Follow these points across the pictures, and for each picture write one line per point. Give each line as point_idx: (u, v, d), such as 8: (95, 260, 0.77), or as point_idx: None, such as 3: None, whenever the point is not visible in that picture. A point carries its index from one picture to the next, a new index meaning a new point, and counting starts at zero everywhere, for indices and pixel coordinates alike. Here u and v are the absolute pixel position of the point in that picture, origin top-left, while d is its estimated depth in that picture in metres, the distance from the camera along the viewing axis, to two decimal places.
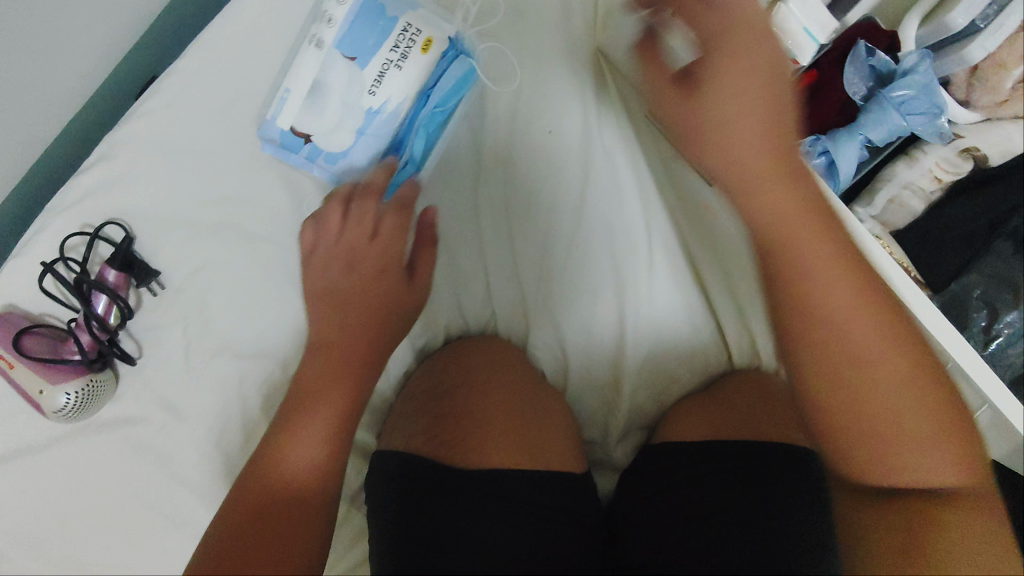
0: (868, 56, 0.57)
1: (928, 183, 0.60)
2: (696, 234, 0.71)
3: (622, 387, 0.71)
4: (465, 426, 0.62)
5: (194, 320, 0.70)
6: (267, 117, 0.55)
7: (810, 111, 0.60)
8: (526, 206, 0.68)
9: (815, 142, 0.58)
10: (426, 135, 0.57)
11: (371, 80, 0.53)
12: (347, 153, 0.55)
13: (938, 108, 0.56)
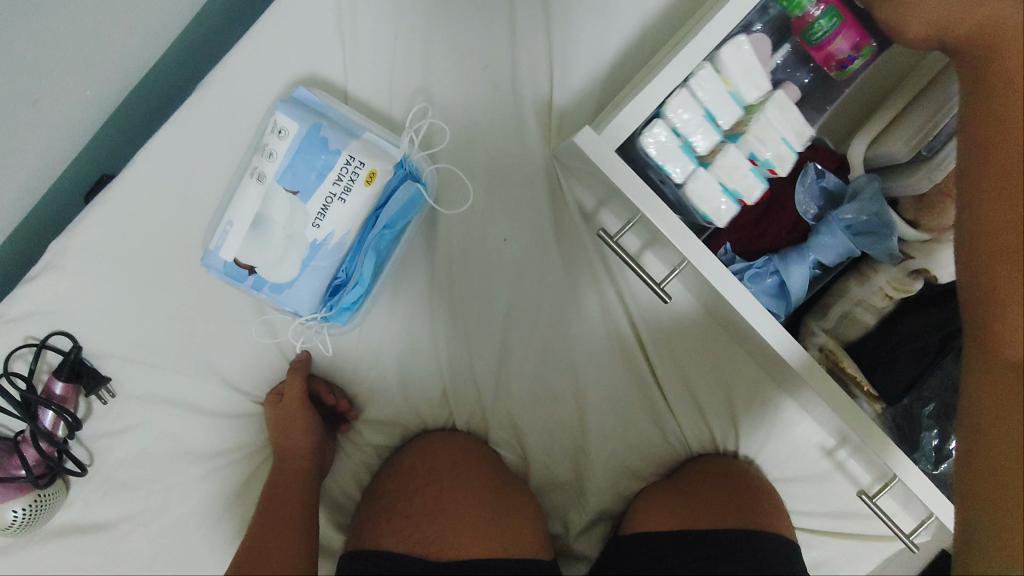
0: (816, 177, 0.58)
1: (880, 299, 0.59)
2: (657, 332, 0.70)
3: (585, 483, 0.72)
4: (439, 523, 0.64)
5: (146, 427, 0.68)
6: (209, 249, 0.53)
7: (763, 229, 0.59)
8: (482, 310, 0.68)
9: (765, 263, 0.58)
10: (375, 256, 0.56)
11: (315, 214, 0.52)
12: (292, 284, 0.54)
13: (886, 228, 0.56)
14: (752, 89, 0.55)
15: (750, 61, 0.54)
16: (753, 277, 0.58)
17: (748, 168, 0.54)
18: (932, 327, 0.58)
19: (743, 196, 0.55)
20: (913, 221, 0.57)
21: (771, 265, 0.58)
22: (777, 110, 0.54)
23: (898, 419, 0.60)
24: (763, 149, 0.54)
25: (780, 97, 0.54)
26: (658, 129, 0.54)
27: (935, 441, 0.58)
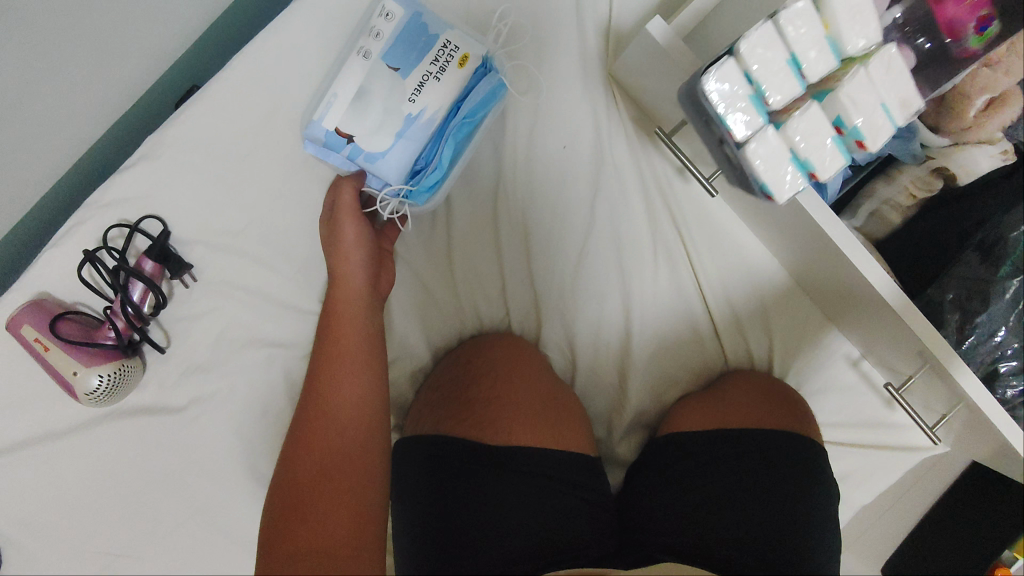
0: None
1: (903, 198, 0.66)
2: (700, 243, 0.76)
3: (629, 386, 0.76)
4: (491, 413, 0.69)
5: (221, 313, 0.73)
6: (313, 118, 0.60)
7: None
8: (541, 215, 0.74)
9: None
10: (455, 143, 0.61)
11: (411, 89, 0.59)
12: (385, 154, 0.61)
13: (910, 132, 0.64)
14: (857, 39, 0.51)
15: (859, 6, 0.51)
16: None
17: (831, 135, 0.53)
18: (951, 222, 0.66)
19: (814, 169, 0.54)
20: (935, 127, 0.64)
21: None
22: (878, 65, 0.52)
23: (922, 306, 0.67)
24: (853, 114, 0.52)
25: (886, 52, 0.51)
26: (729, 71, 0.51)
27: (956, 321, 0.65)
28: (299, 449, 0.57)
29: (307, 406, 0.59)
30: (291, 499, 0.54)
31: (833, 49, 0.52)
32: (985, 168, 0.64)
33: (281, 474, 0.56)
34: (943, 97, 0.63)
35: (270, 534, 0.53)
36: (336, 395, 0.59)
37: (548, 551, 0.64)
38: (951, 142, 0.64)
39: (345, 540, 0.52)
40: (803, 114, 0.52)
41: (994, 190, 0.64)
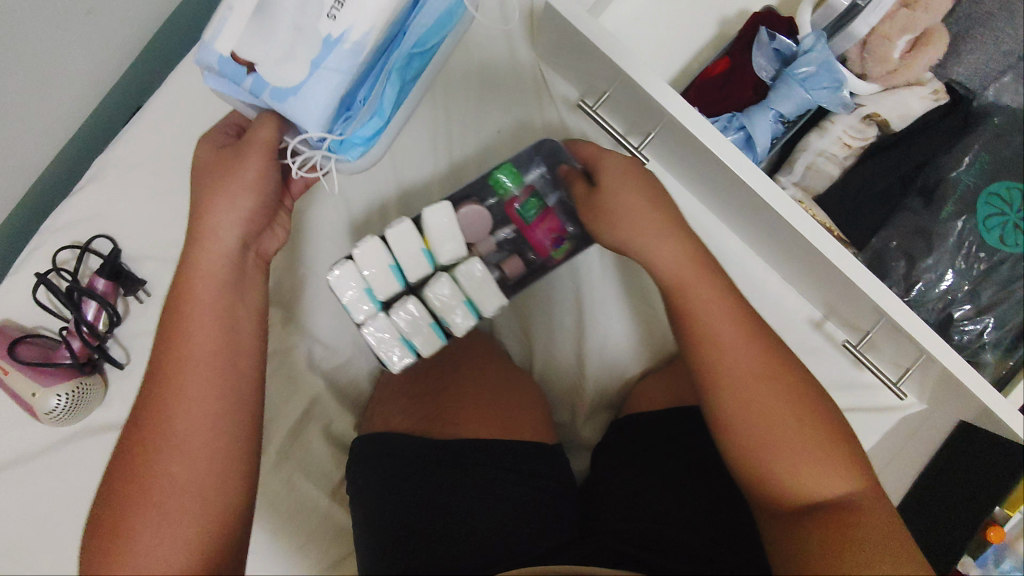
0: (771, 40, 0.64)
1: (839, 149, 0.65)
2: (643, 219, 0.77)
3: (588, 366, 0.76)
4: (440, 403, 0.71)
5: None
6: (205, 41, 0.52)
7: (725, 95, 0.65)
8: None
9: (732, 119, 0.63)
10: (395, 80, 0.57)
11: (331, 4, 0.51)
12: (298, 87, 0.51)
13: (837, 81, 0.63)
14: (445, 251, 0.63)
15: (448, 226, 0.62)
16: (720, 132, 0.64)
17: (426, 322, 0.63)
18: (891, 168, 0.64)
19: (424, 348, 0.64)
20: (863, 73, 0.63)
21: (735, 121, 0.64)
22: (467, 272, 0.63)
23: (869, 259, 0.65)
24: (449, 315, 0.63)
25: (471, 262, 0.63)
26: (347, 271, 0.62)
27: (902, 270, 0.63)
28: (120, 506, 0.48)
29: (131, 442, 0.50)
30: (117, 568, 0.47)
31: (430, 258, 0.63)
32: (918, 110, 0.63)
33: (102, 536, 0.48)
34: (865, 40, 0.62)
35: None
36: (170, 428, 0.49)
37: (480, 544, 0.63)
38: (880, 88, 0.63)
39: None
40: (400, 310, 0.63)
41: (929, 132, 0.64)
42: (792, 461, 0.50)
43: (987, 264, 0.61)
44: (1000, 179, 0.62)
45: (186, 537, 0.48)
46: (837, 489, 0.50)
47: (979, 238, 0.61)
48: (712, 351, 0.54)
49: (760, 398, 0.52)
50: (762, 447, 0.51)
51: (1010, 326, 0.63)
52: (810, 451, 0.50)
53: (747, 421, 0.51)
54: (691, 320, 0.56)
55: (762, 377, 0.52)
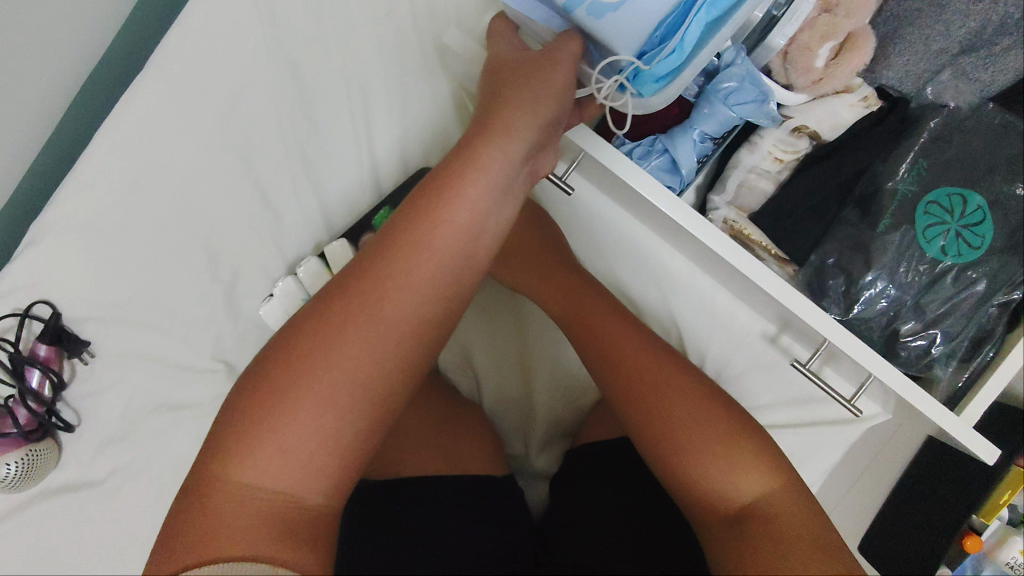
0: None
1: (770, 164, 0.62)
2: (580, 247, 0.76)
3: (536, 397, 0.75)
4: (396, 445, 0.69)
5: (125, 384, 0.73)
6: None
7: (651, 115, 0.63)
8: None
9: (654, 142, 0.61)
10: (704, 18, 0.51)
11: None
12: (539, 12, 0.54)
13: (764, 94, 0.60)
14: None
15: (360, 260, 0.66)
16: (643, 156, 0.62)
17: None
18: (826, 180, 0.61)
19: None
20: (788, 84, 0.61)
21: (658, 144, 0.62)
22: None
23: (809, 277, 0.62)
24: None
25: None
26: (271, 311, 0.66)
27: (841, 288, 0.60)
28: (228, 442, 0.45)
29: (277, 356, 0.46)
30: (238, 499, 0.45)
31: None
32: (848, 118, 0.60)
33: (198, 477, 0.46)
34: (786, 50, 0.59)
35: (210, 537, 0.44)
36: (337, 358, 0.45)
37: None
38: (808, 98, 0.61)
39: (260, 547, 0.44)
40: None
41: (865, 140, 0.60)
42: (694, 464, 0.53)
43: (928, 277, 0.58)
44: (939, 185, 0.58)
45: (320, 483, 0.45)
46: (746, 485, 0.52)
47: (918, 251, 0.58)
48: (619, 376, 0.59)
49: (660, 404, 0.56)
50: (675, 454, 0.54)
51: (959, 339, 0.59)
52: (710, 457, 0.53)
53: (659, 424, 0.55)
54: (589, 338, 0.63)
55: (666, 388, 0.57)
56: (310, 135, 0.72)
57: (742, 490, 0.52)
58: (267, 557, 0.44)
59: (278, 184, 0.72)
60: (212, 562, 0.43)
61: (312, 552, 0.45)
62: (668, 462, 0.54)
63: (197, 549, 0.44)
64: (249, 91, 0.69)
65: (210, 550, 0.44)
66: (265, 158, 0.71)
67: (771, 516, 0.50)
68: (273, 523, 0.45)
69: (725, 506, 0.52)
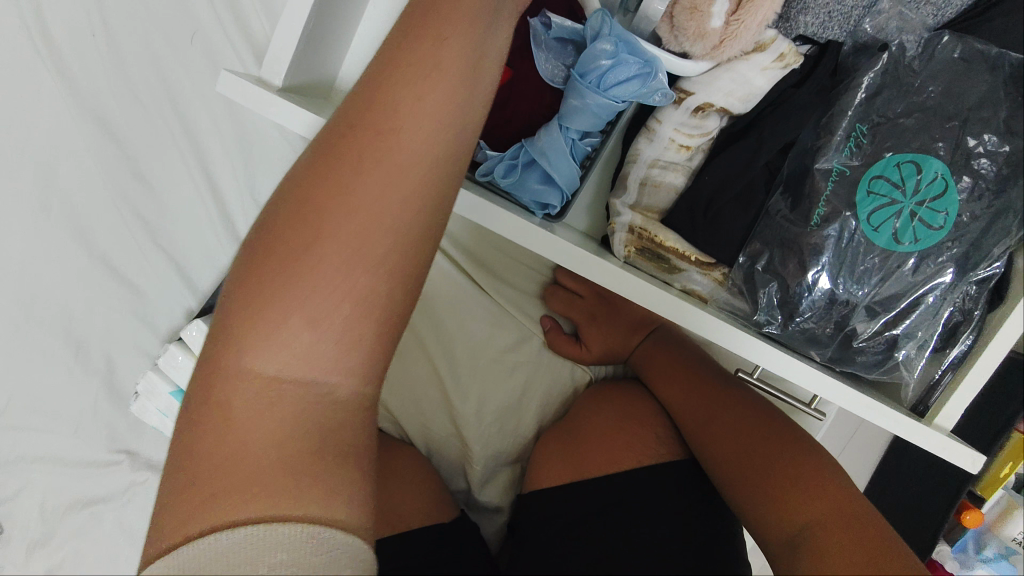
0: (549, 32, 0.49)
1: (674, 153, 0.50)
2: (482, 276, 0.68)
3: (469, 437, 0.67)
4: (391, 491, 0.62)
5: (35, 486, 0.69)
6: None
7: (514, 109, 0.51)
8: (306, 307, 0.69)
9: (519, 150, 0.50)
10: None
11: None
12: None
13: (649, 65, 0.46)
14: None
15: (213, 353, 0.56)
16: (508, 172, 0.50)
17: None
18: (743, 165, 0.50)
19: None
20: (686, 52, 0.47)
21: (524, 154, 0.50)
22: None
23: (741, 282, 0.51)
24: None
25: None
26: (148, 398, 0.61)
27: (776, 297, 0.49)
28: (262, 317, 0.30)
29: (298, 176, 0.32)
30: (272, 396, 0.31)
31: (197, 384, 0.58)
32: (762, 86, 0.47)
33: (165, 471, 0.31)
34: (672, 12, 0.46)
35: (216, 473, 0.30)
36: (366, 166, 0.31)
37: None
38: (711, 66, 0.48)
39: (288, 501, 0.29)
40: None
41: (786, 111, 0.48)
42: (735, 458, 0.54)
43: (882, 272, 0.47)
44: (885, 154, 0.46)
45: (356, 374, 0.32)
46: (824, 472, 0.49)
47: (864, 243, 0.46)
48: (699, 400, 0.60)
49: (691, 415, 0.60)
50: (781, 464, 0.51)
51: (928, 333, 0.48)
52: (764, 454, 0.52)
53: (763, 433, 0.54)
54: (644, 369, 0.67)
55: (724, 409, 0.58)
56: (142, 193, 0.62)
57: (772, 484, 0.50)
58: (306, 510, 0.29)
59: (127, 254, 0.63)
60: (231, 526, 0.28)
61: (353, 483, 0.31)
62: (772, 482, 0.50)
63: (213, 512, 0.29)
64: (63, 157, 0.59)
65: (221, 511, 0.29)
66: (103, 226, 0.62)
67: (793, 506, 0.48)
68: (301, 442, 0.31)
69: (753, 500, 0.51)
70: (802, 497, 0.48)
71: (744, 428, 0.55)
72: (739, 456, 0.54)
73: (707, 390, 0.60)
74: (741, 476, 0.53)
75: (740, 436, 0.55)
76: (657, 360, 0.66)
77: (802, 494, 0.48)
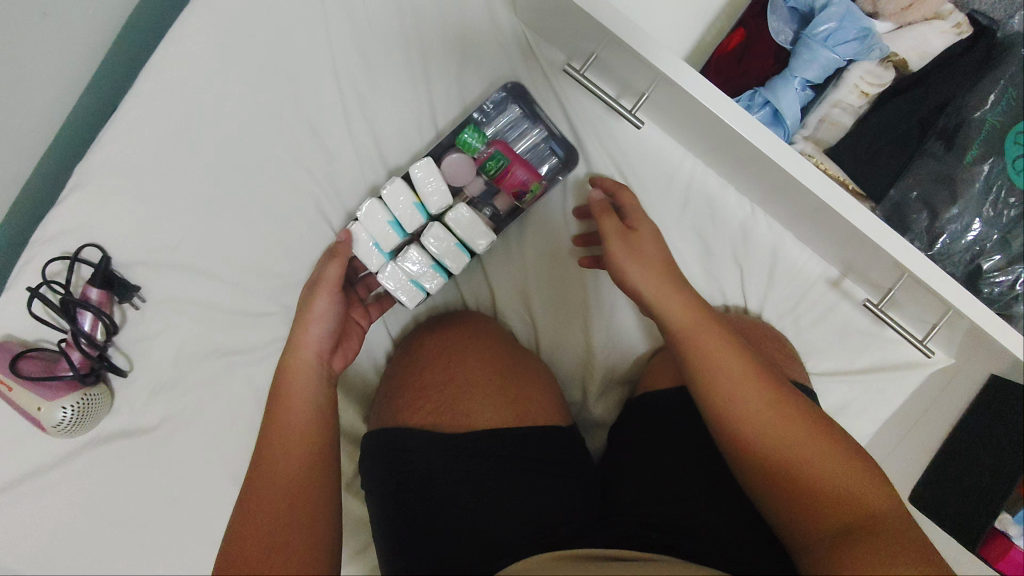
0: (786, 1, 0.60)
1: (855, 98, 0.59)
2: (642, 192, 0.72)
3: (594, 348, 0.75)
4: (471, 399, 0.68)
5: (175, 332, 0.73)
6: None
7: (745, 67, 0.62)
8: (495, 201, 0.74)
9: (754, 96, 0.61)
10: None
11: None
12: None
13: (866, 30, 0.58)
14: (434, 203, 0.68)
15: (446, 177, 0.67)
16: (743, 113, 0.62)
17: (430, 266, 0.69)
18: (910, 110, 0.59)
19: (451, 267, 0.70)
20: (874, 13, 0.59)
21: (758, 98, 0.61)
22: (460, 220, 0.68)
23: (888, 213, 0.60)
24: (441, 256, 0.69)
25: (458, 207, 0.68)
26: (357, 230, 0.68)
27: (924, 223, 0.59)
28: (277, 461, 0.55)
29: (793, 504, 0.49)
30: None
31: (422, 211, 0.68)
32: (937, 47, 0.58)
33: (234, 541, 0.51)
34: None
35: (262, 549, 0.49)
36: (816, 470, 0.49)
37: (528, 533, 0.60)
38: (894, 26, 0.59)
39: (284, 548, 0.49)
40: (406, 261, 0.69)
41: (950, 70, 0.58)
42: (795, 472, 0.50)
43: (1018, 210, 0.57)
44: None
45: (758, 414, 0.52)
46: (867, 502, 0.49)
47: (1008, 183, 0.56)
48: (795, 461, 0.50)
49: (785, 462, 0.50)
50: (838, 512, 0.48)
51: None
52: (810, 449, 0.50)
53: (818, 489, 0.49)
54: (768, 465, 0.51)
55: (825, 464, 0.50)
56: (361, 71, 0.70)
57: (823, 461, 0.50)
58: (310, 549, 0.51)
59: (331, 123, 0.71)
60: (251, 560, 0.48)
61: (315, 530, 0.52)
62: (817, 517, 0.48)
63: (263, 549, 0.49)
64: (298, 28, 0.69)
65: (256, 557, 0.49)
66: (315, 93, 0.70)
67: (907, 533, 0.47)
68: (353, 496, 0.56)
69: (807, 506, 0.49)
70: (861, 486, 0.49)
71: (778, 401, 0.52)
72: (865, 511, 0.48)
73: (739, 354, 0.55)
74: (848, 511, 0.48)
75: (828, 523, 0.48)
76: (711, 339, 0.56)
77: (891, 509, 0.49)
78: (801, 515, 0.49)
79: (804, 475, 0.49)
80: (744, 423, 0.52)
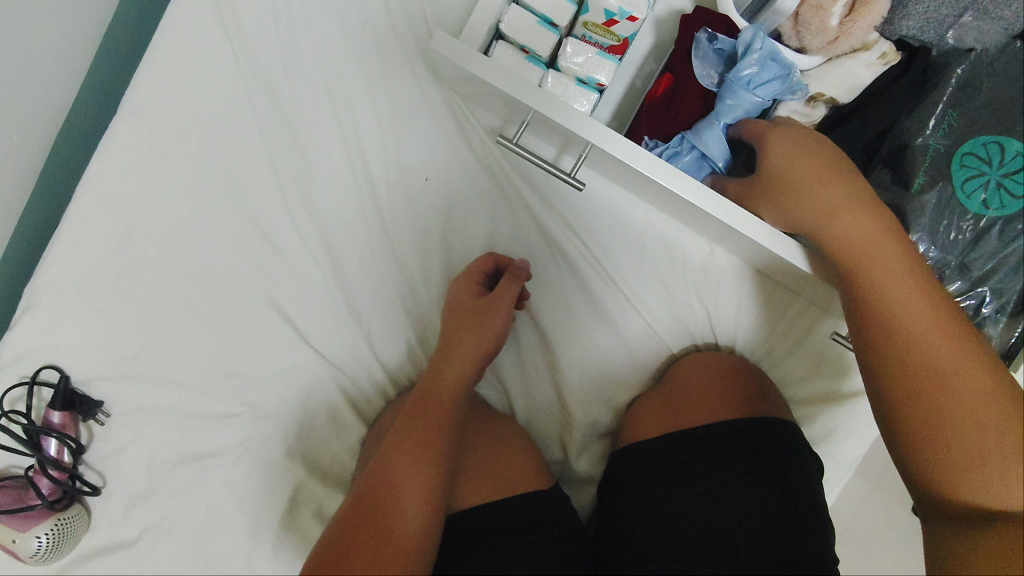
0: (711, 43, 0.58)
1: None
2: (588, 246, 0.72)
3: (567, 403, 0.73)
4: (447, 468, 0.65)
5: (144, 441, 0.71)
6: None
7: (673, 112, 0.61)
8: (449, 265, 0.73)
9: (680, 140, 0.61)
10: None
11: None
12: None
13: (788, 68, 0.55)
14: None
15: None
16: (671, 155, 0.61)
17: (597, 55, 0.58)
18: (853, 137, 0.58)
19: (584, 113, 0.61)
20: (802, 48, 0.58)
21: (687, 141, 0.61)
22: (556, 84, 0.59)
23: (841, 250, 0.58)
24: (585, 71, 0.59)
25: None
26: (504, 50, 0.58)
27: None
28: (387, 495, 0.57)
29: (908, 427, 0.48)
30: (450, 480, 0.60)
31: (538, 64, 0.59)
32: (868, 78, 0.56)
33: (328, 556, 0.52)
34: (797, 12, 0.56)
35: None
36: (930, 373, 0.47)
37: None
38: (822, 59, 0.57)
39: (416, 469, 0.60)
40: (570, 52, 0.58)
41: (888, 96, 0.56)
42: (953, 386, 0.46)
43: (974, 233, 0.56)
44: (972, 136, 0.56)
45: (859, 231, 0.52)
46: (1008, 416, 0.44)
47: (959, 208, 0.55)
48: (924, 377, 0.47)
49: (922, 388, 0.47)
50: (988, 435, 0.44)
51: (1010, 297, 0.57)
52: (946, 367, 0.46)
53: (952, 406, 0.46)
54: (887, 373, 0.49)
55: (973, 371, 0.46)
56: (298, 158, 0.70)
57: (926, 328, 0.48)
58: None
59: (274, 215, 0.70)
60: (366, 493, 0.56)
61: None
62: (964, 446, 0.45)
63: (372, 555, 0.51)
64: (231, 125, 0.69)
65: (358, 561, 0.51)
66: (256, 185, 0.70)
67: (990, 489, 0.43)
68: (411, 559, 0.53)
69: (940, 428, 0.46)
70: (993, 400, 0.45)
71: (910, 281, 0.50)
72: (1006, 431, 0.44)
73: (885, 252, 0.51)
74: (972, 417, 0.45)
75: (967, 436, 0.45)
76: (822, 178, 0.53)
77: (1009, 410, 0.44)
78: (910, 429, 0.48)
79: (940, 399, 0.46)
80: (881, 282, 0.50)
